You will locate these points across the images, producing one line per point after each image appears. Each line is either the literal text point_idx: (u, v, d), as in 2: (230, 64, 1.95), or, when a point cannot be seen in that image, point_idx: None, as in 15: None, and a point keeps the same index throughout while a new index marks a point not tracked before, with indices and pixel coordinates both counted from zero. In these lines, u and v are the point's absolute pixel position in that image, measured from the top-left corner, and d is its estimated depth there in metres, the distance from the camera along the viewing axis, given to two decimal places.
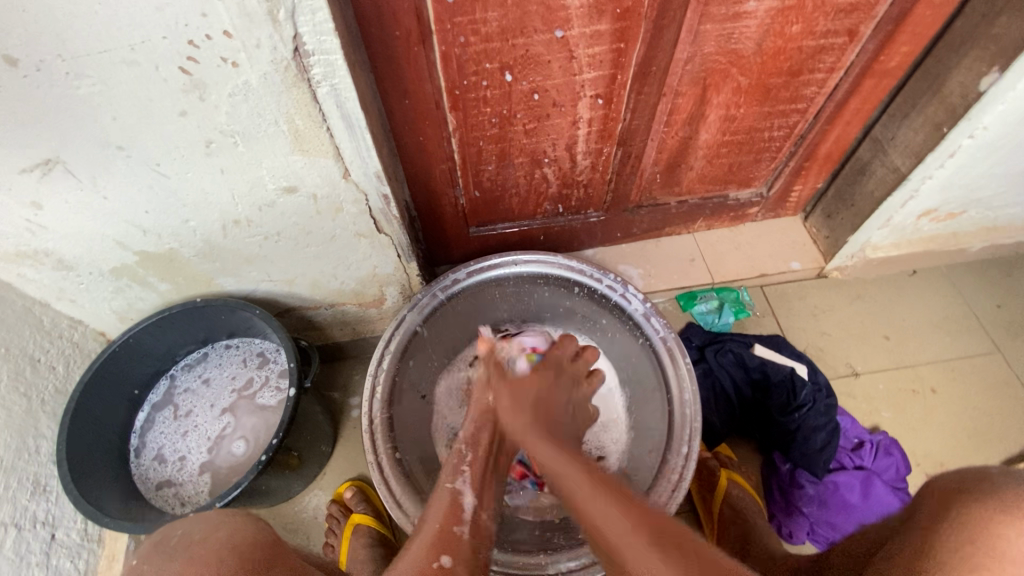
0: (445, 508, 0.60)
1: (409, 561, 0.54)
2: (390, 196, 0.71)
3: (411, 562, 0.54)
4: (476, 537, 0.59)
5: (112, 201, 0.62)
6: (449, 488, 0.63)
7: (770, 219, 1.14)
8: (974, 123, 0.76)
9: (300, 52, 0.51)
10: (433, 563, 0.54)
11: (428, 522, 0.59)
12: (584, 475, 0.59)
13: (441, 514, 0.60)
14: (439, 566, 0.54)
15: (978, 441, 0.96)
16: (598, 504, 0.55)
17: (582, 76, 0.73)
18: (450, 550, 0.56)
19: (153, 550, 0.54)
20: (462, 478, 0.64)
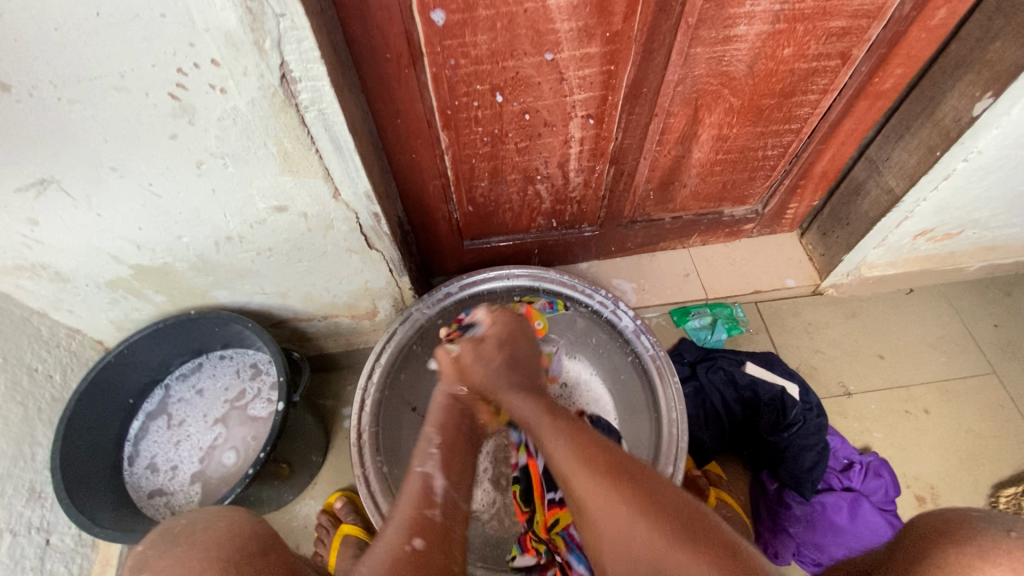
0: (416, 493, 0.59)
1: (384, 547, 0.53)
2: (380, 214, 0.72)
3: (384, 548, 0.52)
4: (448, 518, 0.57)
5: (105, 218, 0.63)
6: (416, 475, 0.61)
7: (766, 235, 1.13)
8: (967, 147, 0.76)
9: (288, 79, 0.52)
10: (405, 545, 0.53)
11: (401, 508, 0.58)
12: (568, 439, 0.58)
13: (413, 499, 0.58)
14: (410, 549, 0.52)
15: (970, 465, 0.95)
16: (597, 489, 0.52)
17: (573, 97, 0.73)
18: (422, 533, 0.54)
19: (157, 536, 0.54)
20: (432, 461, 0.62)
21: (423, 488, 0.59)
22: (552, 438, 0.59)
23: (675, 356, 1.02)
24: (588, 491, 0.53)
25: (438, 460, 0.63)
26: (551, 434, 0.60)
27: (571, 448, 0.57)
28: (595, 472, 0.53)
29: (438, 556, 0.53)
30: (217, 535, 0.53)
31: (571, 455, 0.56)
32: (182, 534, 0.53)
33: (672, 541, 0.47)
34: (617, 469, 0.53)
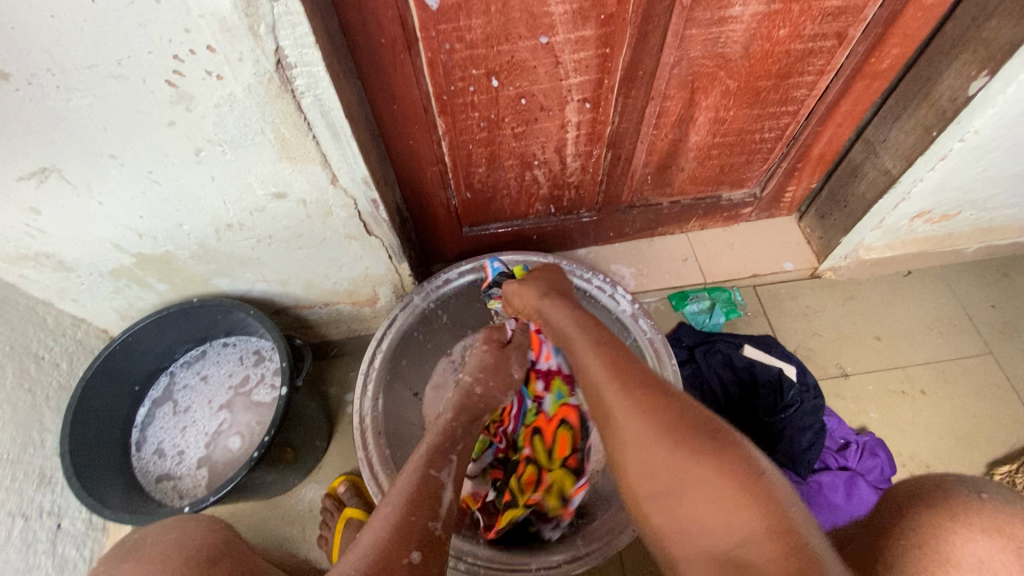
0: (419, 491, 0.58)
1: (372, 535, 0.53)
2: (379, 200, 0.72)
3: (374, 538, 0.52)
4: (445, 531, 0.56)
5: (107, 206, 0.64)
6: (427, 475, 0.60)
7: (764, 219, 1.14)
8: (963, 127, 0.76)
9: (283, 64, 0.52)
10: (404, 558, 0.51)
11: (395, 498, 0.57)
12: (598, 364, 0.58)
13: (411, 497, 0.57)
14: (409, 563, 0.51)
15: (966, 444, 0.96)
16: (628, 418, 0.51)
17: (568, 81, 0.73)
18: (422, 548, 0.53)
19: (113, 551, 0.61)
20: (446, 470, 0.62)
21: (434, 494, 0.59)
22: (594, 367, 0.57)
23: (673, 339, 1.03)
24: (619, 417, 0.51)
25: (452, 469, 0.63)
26: (592, 364, 0.58)
27: (610, 378, 0.55)
28: (628, 400, 0.52)
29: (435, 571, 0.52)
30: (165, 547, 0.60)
31: (606, 384, 0.54)
32: (134, 549, 0.60)
33: (697, 464, 0.46)
34: (651, 398, 0.51)
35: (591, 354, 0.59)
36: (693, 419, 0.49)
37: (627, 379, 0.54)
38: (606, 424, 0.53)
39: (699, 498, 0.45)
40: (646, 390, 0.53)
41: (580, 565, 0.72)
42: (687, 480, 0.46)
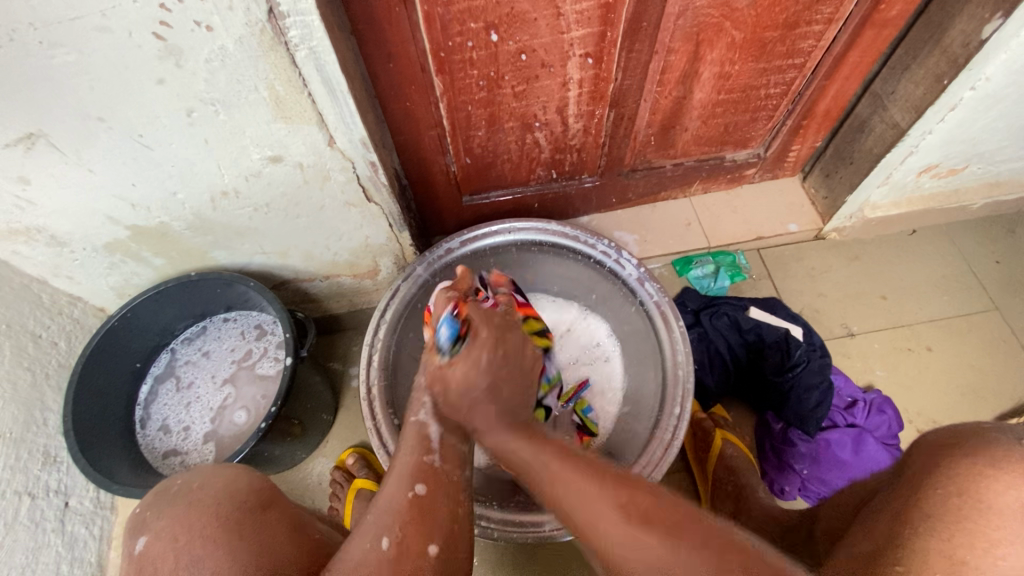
0: (416, 442, 0.58)
1: (387, 498, 0.53)
2: (378, 163, 0.70)
3: (387, 498, 0.52)
4: (450, 463, 0.57)
5: (98, 174, 0.62)
6: (415, 426, 0.59)
7: (768, 180, 1.12)
8: (976, 73, 0.73)
9: (275, 14, 0.50)
10: (407, 493, 0.53)
11: (400, 459, 0.57)
12: (573, 474, 0.49)
13: (413, 448, 0.57)
14: (413, 496, 0.52)
15: (972, 399, 0.97)
16: (588, 504, 0.46)
17: (570, 34, 0.71)
18: (424, 478, 0.54)
19: (153, 500, 0.56)
20: (423, 409, 0.61)
21: (419, 434, 0.58)
22: (535, 456, 0.52)
23: (678, 304, 1.01)
24: (577, 506, 0.47)
25: (431, 407, 0.61)
26: (533, 451, 0.52)
27: (558, 462, 0.51)
28: (582, 484, 0.48)
29: (446, 496, 0.53)
30: (213, 495, 0.55)
31: (555, 470, 0.50)
32: (179, 494, 0.55)
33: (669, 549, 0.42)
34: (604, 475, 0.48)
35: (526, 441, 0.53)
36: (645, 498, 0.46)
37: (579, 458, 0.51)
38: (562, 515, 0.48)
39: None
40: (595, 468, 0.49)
41: None
42: None
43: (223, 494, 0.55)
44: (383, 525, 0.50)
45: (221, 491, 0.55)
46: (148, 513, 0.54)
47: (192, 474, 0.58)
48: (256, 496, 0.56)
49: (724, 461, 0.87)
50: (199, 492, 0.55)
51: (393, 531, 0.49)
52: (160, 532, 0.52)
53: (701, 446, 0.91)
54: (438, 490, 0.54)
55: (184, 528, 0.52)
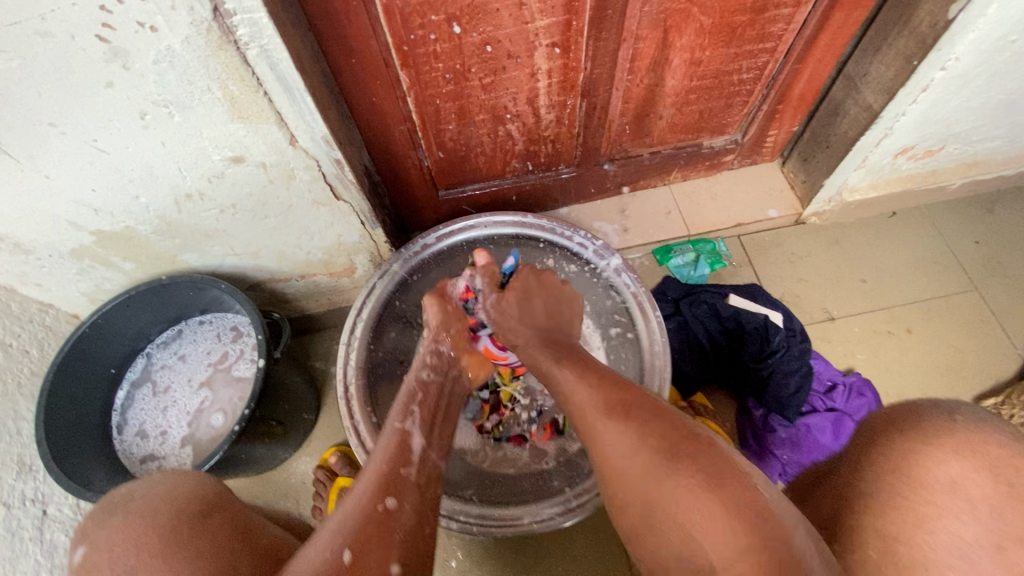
0: (392, 450, 0.57)
1: (351, 507, 0.50)
2: (343, 160, 0.69)
3: (355, 507, 0.50)
4: (422, 477, 0.56)
5: (55, 180, 0.61)
6: (394, 429, 0.60)
7: (747, 166, 1.12)
8: (945, 54, 0.73)
9: (221, 12, 0.49)
10: (376, 506, 0.50)
11: (374, 465, 0.56)
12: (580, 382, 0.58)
13: (384, 456, 0.56)
14: (382, 509, 0.50)
15: (951, 379, 0.97)
16: (615, 448, 0.51)
17: (535, 24, 0.70)
18: (395, 492, 0.52)
19: (100, 509, 0.57)
20: (411, 419, 0.62)
21: (400, 446, 0.58)
22: (582, 405, 0.56)
23: (658, 293, 1.01)
24: (609, 445, 0.51)
25: (419, 417, 0.63)
26: (579, 397, 0.57)
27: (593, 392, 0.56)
28: (611, 425, 0.52)
29: (412, 520, 0.51)
30: (154, 503, 0.56)
31: (595, 413, 0.54)
32: (120, 505, 0.56)
33: (667, 481, 0.46)
34: (636, 417, 0.52)
35: (581, 383, 0.58)
36: (675, 434, 0.49)
37: (616, 401, 0.54)
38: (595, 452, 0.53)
39: (685, 511, 0.44)
40: (629, 408, 0.53)
41: (573, 515, 0.73)
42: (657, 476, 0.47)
43: (164, 504, 0.56)
44: (347, 534, 0.48)
45: (164, 499, 0.56)
46: (92, 524, 0.55)
47: (144, 484, 0.59)
48: (201, 504, 0.57)
49: None
50: (142, 502, 0.56)
51: (356, 543, 0.47)
52: (104, 542, 0.53)
53: None
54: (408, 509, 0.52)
55: (123, 540, 0.53)
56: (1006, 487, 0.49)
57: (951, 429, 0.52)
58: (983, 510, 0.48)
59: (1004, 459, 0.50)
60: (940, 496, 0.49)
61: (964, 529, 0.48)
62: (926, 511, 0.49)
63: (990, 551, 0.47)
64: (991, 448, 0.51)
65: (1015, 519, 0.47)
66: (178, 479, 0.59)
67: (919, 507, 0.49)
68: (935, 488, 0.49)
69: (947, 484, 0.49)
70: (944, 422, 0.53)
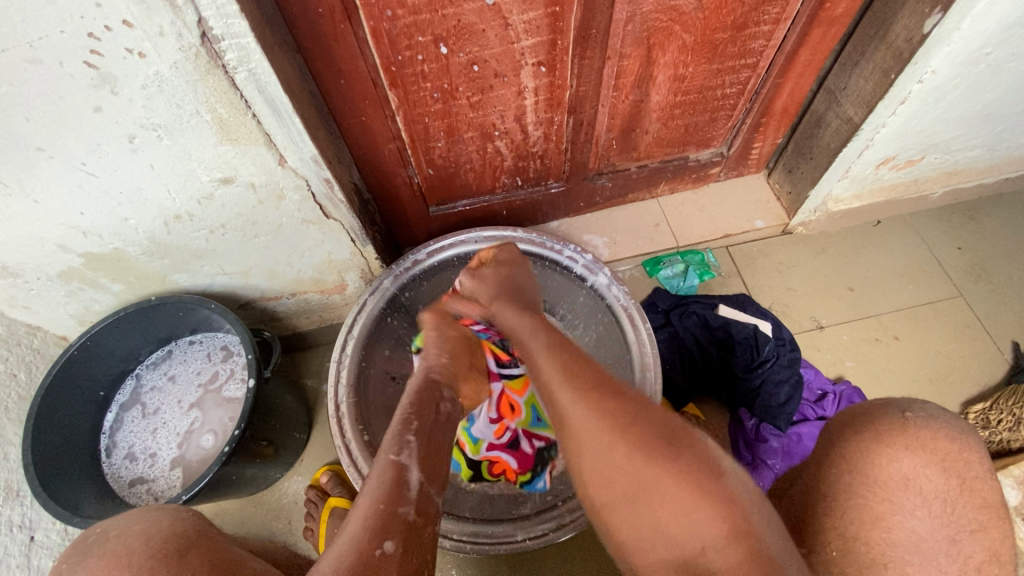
0: (388, 486, 0.51)
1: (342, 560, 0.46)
2: (332, 179, 0.70)
3: (349, 555, 0.46)
4: (423, 518, 0.51)
5: (44, 205, 0.61)
6: (390, 463, 0.53)
7: (733, 178, 1.13)
8: (921, 68, 0.74)
9: (209, 37, 0.49)
10: (375, 551, 0.46)
11: (370, 500, 0.50)
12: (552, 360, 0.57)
13: (379, 492, 0.51)
14: (381, 555, 0.46)
15: (939, 386, 0.98)
16: (593, 434, 0.50)
17: (520, 44, 0.71)
18: (395, 534, 0.48)
19: (73, 549, 0.59)
20: (409, 449, 0.54)
21: (397, 480, 0.52)
22: (550, 373, 0.56)
23: (649, 305, 1.01)
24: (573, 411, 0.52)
25: (416, 448, 0.55)
26: (546, 364, 0.57)
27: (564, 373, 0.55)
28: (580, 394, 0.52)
29: (414, 560, 0.48)
30: (130, 540, 0.58)
31: (566, 391, 0.53)
32: (95, 543, 0.58)
33: (651, 464, 0.47)
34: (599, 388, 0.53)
35: (553, 363, 0.57)
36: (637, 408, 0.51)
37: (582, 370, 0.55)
38: (563, 424, 0.53)
39: (666, 510, 0.45)
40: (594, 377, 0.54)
41: (567, 531, 0.72)
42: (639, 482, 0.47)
43: (141, 541, 0.58)
44: None
45: (140, 536, 0.58)
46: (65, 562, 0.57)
47: (115, 521, 0.60)
48: (177, 538, 0.58)
49: None
50: (117, 539, 0.58)
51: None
52: None
53: None
54: (409, 553, 0.48)
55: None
56: (955, 480, 0.52)
57: (904, 426, 0.54)
58: (936, 504, 0.51)
59: (951, 454, 0.53)
60: (896, 493, 0.51)
61: (918, 523, 0.50)
62: (883, 509, 0.51)
63: (945, 543, 0.50)
64: (941, 443, 0.53)
65: (966, 510, 0.51)
66: (155, 515, 0.61)
67: (877, 505, 0.51)
68: (891, 486, 0.51)
69: (901, 480, 0.52)
70: (901, 421, 0.55)
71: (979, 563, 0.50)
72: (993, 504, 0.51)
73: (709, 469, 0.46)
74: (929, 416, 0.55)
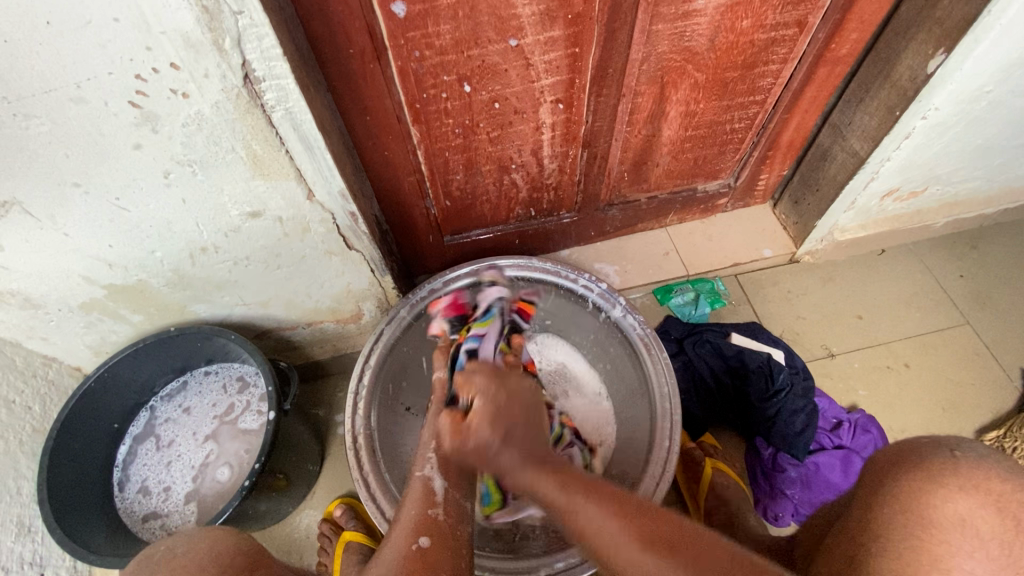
0: (418, 499, 0.57)
1: (392, 548, 0.53)
2: (357, 213, 0.71)
3: (391, 550, 0.53)
4: (453, 517, 0.56)
5: (74, 238, 0.61)
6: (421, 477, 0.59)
7: (740, 209, 1.16)
8: (925, 105, 0.77)
9: (251, 79, 0.51)
10: (411, 545, 0.53)
11: (406, 511, 0.57)
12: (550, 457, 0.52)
13: (418, 500, 0.57)
14: (416, 547, 0.52)
15: (952, 412, 0.98)
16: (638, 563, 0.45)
17: (540, 82, 0.74)
18: (428, 532, 0.54)
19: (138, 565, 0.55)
20: (429, 465, 0.60)
21: (425, 490, 0.58)
22: (615, 542, 0.46)
23: (661, 333, 1.03)
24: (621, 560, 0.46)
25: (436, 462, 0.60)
26: (608, 525, 0.47)
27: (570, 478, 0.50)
28: (665, 569, 0.44)
29: (447, 553, 0.52)
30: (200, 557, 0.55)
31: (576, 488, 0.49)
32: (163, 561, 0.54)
33: None
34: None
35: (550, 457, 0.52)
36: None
37: (659, 539, 0.46)
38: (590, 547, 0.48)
39: None
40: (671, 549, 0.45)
41: (592, 565, 0.71)
42: None
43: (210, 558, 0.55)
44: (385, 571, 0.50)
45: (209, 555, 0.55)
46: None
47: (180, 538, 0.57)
48: (245, 557, 0.56)
49: (715, 493, 0.87)
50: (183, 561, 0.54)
51: None
52: None
53: (692, 476, 0.91)
54: (445, 550, 0.53)
55: None
56: (1012, 522, 0.50)
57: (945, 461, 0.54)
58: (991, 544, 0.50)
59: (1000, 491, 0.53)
60: (951, 534, 0.50)
61: (976, 565, 0.49)
62: (940, 550, 0.49)
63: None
64: (995, 484, 0.52)
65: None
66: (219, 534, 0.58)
67: (933, 547, 0.50)
68: (947, 527, 0.50)
69: (956, 520, 0.50)
70: (947, 459, 0.54)
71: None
72: None
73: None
74: (978, 456, 0.54)
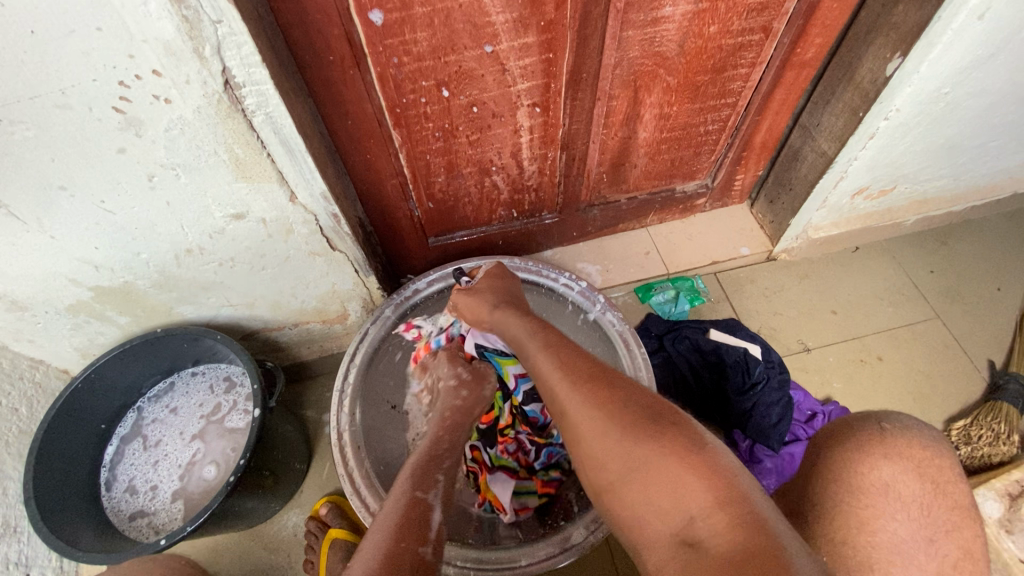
0: (410, 525, 0.56)
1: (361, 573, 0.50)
2: (339, 214, 0.73)
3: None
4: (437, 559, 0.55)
5: (60, 240, 0.63)
6: (412, 499, 0.60)
7: (718, 208, 1.19)
8: (886, 106, 0.80)
9: (231, 85, 0.53)
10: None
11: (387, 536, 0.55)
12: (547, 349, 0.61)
13: (392, 532, 0.55)
14: None
15: (922, 403, 1.01)
16: (585, 416, 0.51)
17: (517, 87, 0.76)
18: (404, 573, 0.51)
19: None
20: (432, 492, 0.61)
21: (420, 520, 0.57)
22: (585, 407, 0.52)
23: (642, 330, 1.05)
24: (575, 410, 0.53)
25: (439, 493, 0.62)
26: (574, 394, 0.53)
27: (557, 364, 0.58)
28: (606, 422, 0.50)
29: None
30: None
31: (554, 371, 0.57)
32: None
33: (641, 443, 0.47)
34: (611, 404, 0.51)
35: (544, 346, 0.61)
36: (658, 413, 0.49)
37: (620, 408, 0.50)
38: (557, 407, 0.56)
39: (652, 481, 0.45)
40: (607, 384, 0.53)
41: (568, 555, 0.73)
42: (636, 464, 0.46)
43: None
44: None
45: None
46: None
47: None
48: None
49: None
50: None
51: None
52: None
53: None
54: None
55: None
56: (928, 485, 0.59)
57: (882, 436, 0.62)
58: (911, 507, 0.58)
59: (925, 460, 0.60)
60: (882, 500, 0.58)
61: (898, 525, 0.57)
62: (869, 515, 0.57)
63: (923, 543, 0.56)
64: (915, 450, 0.61)
65: (941, 512, 0.58)
66: None
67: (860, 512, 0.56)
68: (873, 492, 0.58)
69: (881, 486, 0.59)
70: (875, 430, 0.62)
71: (954, 561, 0.55)
72: (962, 504, 0.58)
73: (698, 445, 0.46)
74: (902, 426, 0.63)
